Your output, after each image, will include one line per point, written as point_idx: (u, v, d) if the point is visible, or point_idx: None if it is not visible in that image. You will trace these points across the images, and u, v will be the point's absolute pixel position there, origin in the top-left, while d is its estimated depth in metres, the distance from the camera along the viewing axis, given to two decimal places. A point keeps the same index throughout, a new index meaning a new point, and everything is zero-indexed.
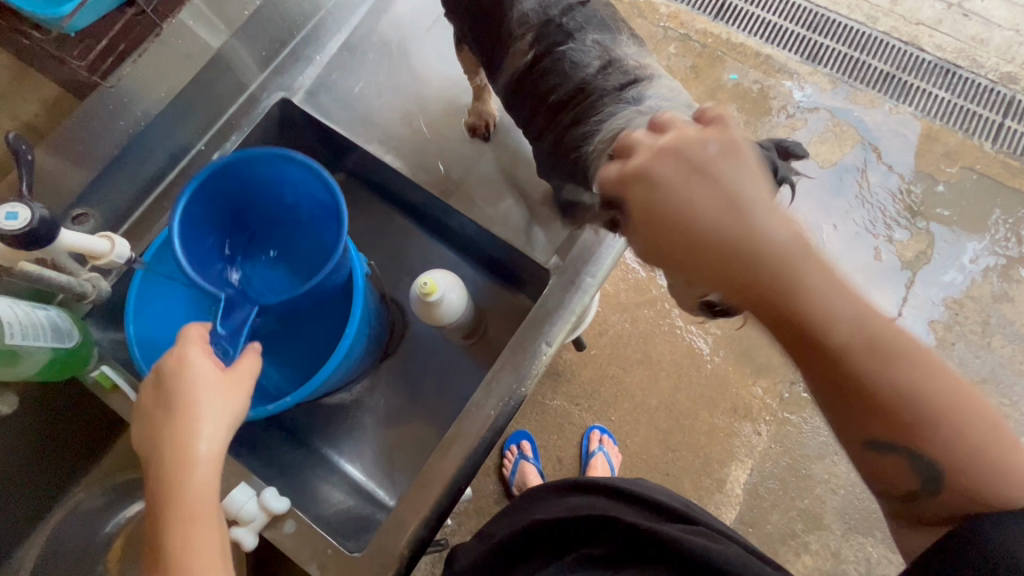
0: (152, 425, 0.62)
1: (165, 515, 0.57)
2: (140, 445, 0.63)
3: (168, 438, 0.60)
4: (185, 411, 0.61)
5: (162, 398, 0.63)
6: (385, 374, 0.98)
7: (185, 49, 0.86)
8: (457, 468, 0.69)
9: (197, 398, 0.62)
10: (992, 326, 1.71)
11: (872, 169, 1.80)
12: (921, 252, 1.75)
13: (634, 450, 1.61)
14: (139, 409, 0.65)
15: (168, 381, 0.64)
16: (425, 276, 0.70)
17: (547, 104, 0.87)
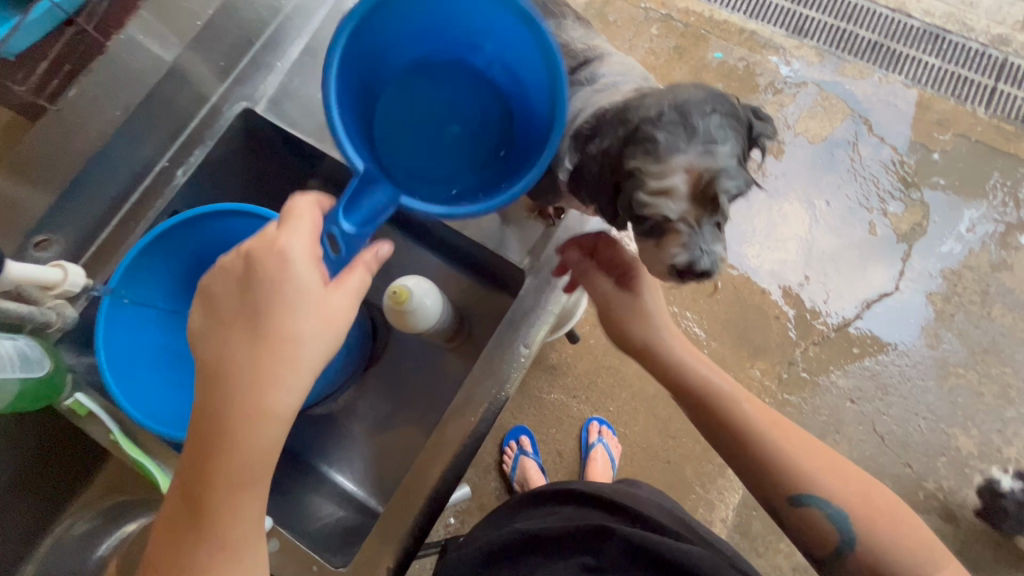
0: (229, 325, 0.58)
1: (210, 445, 0.57)
2: (209, 335, 0.58)
3: (240, 357, 0.57)
4: (273, 344, 0.56)
5: (250, 303, 0.57)
6: (371, 381, 0.97)
7: (135, 64, 0.83)
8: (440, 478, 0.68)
9: (288, 337, 0.56)
10: (991, 295, 1.69)
11: (863, 141, 1.77)
12: (915, 224, 1.72)
13: (633, 439, 1.60)
14: (215, 285, 0.59)
15: (259, 284, 0.56)
16: (396, 283, 0.68)
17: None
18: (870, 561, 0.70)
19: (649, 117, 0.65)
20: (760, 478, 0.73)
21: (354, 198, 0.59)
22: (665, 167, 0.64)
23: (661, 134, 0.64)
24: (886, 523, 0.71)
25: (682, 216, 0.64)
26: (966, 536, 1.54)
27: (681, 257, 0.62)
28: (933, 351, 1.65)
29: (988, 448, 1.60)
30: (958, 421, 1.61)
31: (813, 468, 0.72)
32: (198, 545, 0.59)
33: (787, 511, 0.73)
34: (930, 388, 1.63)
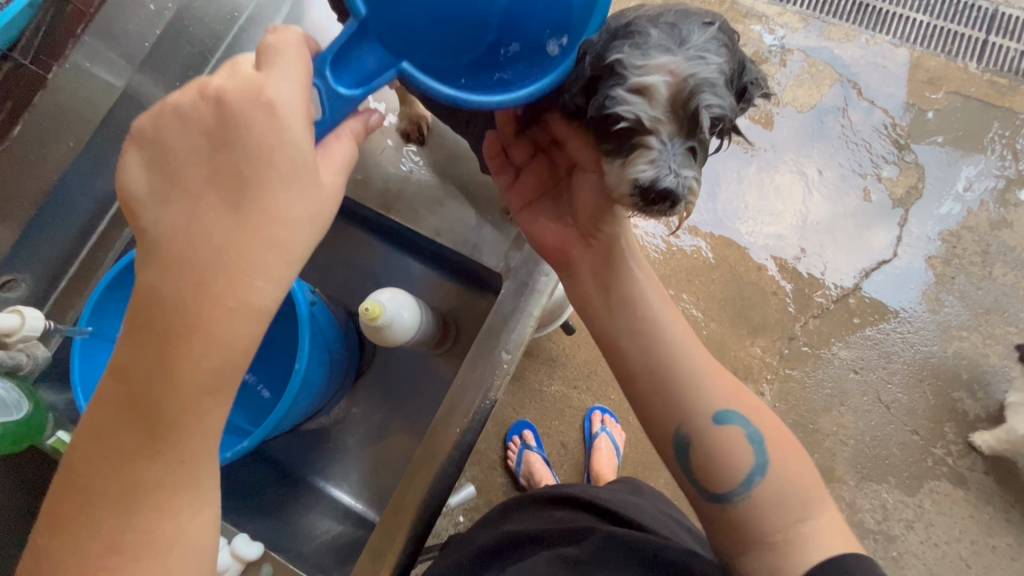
0: (189, 194, 0.46)
1: (157, 343, 0.46)
2: (161, 208, 0.46)
3: (204, 231, 0.45)
4: (249, 224, 0.45)
5: (226, 167, 0.46)
6: (360, 392, 0.96)
7: (83, 92, 0.83)
8: (430, 490, 0.68)
9: (277, 218, 0.46)
10: (992, 254, 1.65)
11: (853, 106, 1.72)
12: (911, 187, 1.69)
13: (637, 426, 1.59)
14: (173, 140, 0.47)
15: (241, 142, 0.46)
16: (369, 299, 0.66)
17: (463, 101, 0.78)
18: (780, 489, 0.62)
19: (636, 25, 0.65)
20: (669, 381, 0.67)
21: (342, 57, 0.56)
22: (644, 66, 0.63)
23: (643, 38, 0.64)
24: (792, 458, 0.65)
25: (650, 124, 0.63)
26: (978, 499, 1.53)
27: (644, 164, 0.62)
28: (935, 315, 1.63)
29: (996, 409, 1.58)
30: (963, 384, 1.59)
31: (740, 406, 0.66)
32: (146, 471, 0.48)
33: (695, 425, 0.65)
34: (933, 353, 1.61)
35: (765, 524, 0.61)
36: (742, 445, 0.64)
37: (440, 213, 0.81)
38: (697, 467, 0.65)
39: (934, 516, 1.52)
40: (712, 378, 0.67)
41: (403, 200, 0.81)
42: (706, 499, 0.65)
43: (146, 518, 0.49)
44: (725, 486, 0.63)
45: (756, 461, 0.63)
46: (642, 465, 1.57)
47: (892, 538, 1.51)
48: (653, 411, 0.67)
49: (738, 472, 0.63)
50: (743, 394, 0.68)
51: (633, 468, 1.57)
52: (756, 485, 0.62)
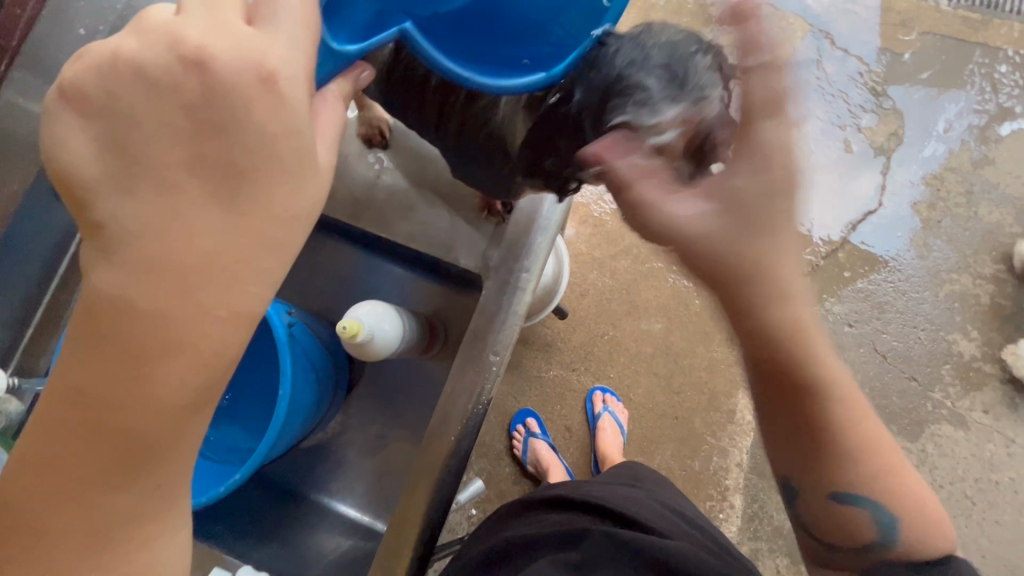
0: (163, 180, 0.38)
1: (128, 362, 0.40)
2: (126, 199, 0.38)
3: (187, 227, 0.39)
4: (246, 228, 0.40)
5: (216, 152, 0.39)
6: (354, 404, 0.94)
7: (20, 129, 0.85)
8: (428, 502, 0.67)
9: (277, 219, 0.40)
10: (976, 194, 1.65)
11: (827, 57, 1.69)
12: (891, 134, 1.67)
13: (639, 402, 1.59)
14: (134, 107, 0.38)
15: (238, 124, 0.39)
16: (346, 316, 0.64)
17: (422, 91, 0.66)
18: (899, 559, 0.63)
19: (628, 73, 0.54)
20: (822, 449, 0.61)
21: (335, 3, 0.48)
22: (659, 125, 0.53)
23: (645, 91, 0.53)
24: (923, 513, 0.64)
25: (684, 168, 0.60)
26: (979, 437, 1.55)
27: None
28: (924, 261, 1.63)
29: (991, 348, 1.59)
30: (957, 326, 1.60)
31: (882, 490, 0.63)
32: (116, 506, 0.44)
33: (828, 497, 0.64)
34: (926, 299, 1.61)
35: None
36: (868, 525, 0.63)
37: (412, 217, 0.78)
38: (814, 521, 0.66)
39: (938, 458, 1.54)
40: (866, 456, 0.62)
41: (372, 208, 0.78)
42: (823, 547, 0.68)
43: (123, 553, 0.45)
44: (841, 542, 0.65)
45: (883, 537, 0.63)
46: (647, 440, 1.58)
47: None
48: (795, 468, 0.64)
49: (860, 539, 0.64)
50: (892, 471, 0.63)
51: (639, 443, 1.57)
52: (876, 554, 0.64)
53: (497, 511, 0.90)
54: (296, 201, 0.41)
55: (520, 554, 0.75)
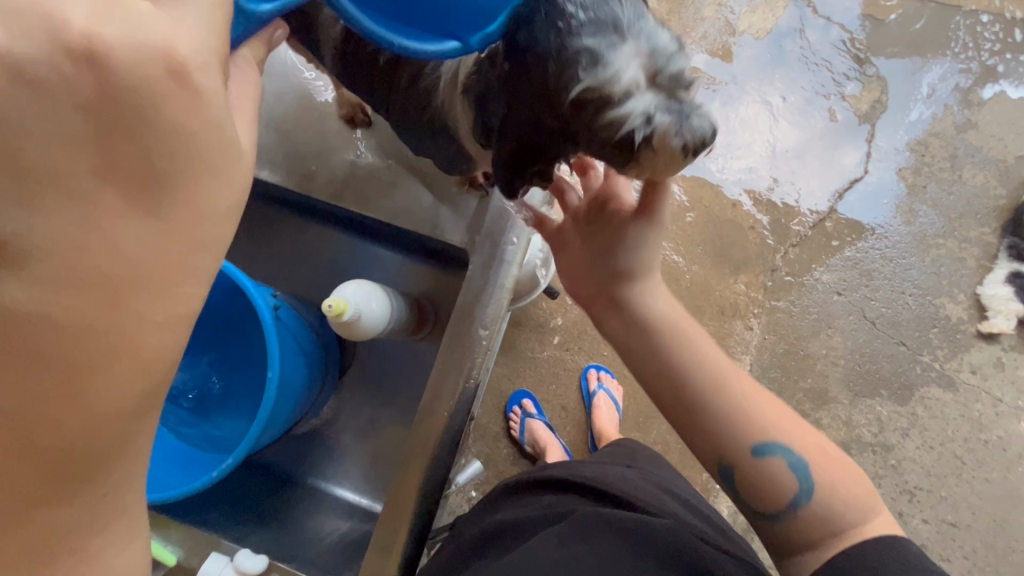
0: (76, 191, 0.34)
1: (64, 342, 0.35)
2: (31, 215, 0.33)
3: (124, 234, 0.35)
4: (177, 225, 0.37)
5: (130, 155, 0.34)
6: (346, 389, 0.94)
7: None
8: (423, 480, 0.67)
9: (205, 216, 0.37)
10: (960, 158, 1.66)
11: (809, 26, 1.69)
12: (875, 101, 1.67)
13: (633, 379, 1.60)
14: (14, 110, 0.31)
15: (149, 121, 0.34)
16: (331, 297, 0.63)
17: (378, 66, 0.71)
18: (828, 512, 0.64)
19: (562, 37, 0.57)
20: (711, 412, 0.67)
21: None
22: (614, 76, 0.59)
23: (590, 50, 0.58)
24: (836, 472, 0.67)
25: (658, 117, 0.63)
26: (967, 398, 1.57)
27: (678, 143, 0.64)
28: (910, 227, 1.64)
29: (978, 309, 1.60)
30: (944, 290, 1.62)
31: (779, 435, 0.67)
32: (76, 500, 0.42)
33: (738, 450, 0.67)
34: (912, 265, 1.63)
35: (821, 545, 0.64)
36: (785, 474, 0.66)
37: (392, 196, 0.77)
38: (743, 491, 0.68)
39: (927, 420, 1.56)
40: (759, 409, 0.67)
41: (352, 189, 0.77)
42: (759, 518, 0.68)
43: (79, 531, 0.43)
44: (770, 507, 0.67)
45: (802, 487, 0.65)
46: (643, 416, 1.59)
47: (890, 448, 1.55)
48: (697, 436, 0.69)
49: (783, 497, 0.66)
50: (782, 418, 0.68)
51: (635, 419, 1.59)
52: (803, 508, 0.65)
53: (493, 494, 0.91)
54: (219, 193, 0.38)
55: (511, 536, 0.75)
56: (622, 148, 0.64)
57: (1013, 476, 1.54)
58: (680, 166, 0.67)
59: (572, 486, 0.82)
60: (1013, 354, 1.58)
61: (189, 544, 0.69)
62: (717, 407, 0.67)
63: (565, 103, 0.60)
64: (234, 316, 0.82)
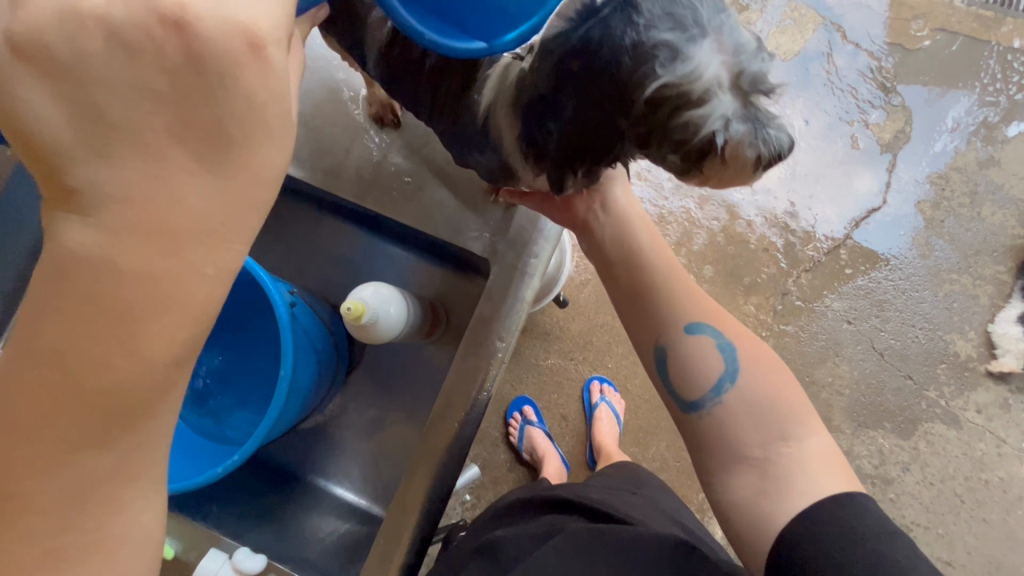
0: (147, 155, 0.34)
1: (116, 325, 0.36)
2: (103, 165, 0.33)
3: (183, 210, 0.35)
4: (235, 194, 0.36)
5: (202, 118, 0.34)
6: (353, 387, 0.93)
7: None
8: (428, 491, 0.66)
9: (264, 182, 0.36)
10: (980, 195, 1.64)
11: (837, 51, 1.67)
12: (898, 131, 1.66)
13: (636, 393, 1.59)
14: (101, 69, 0.32)
15: (223, 90, 0.33)
16: (350, 298, 0.62)
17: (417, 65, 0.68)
18: (753, 400, 0.69)
19: (639, 32, 0.55)
20: (650, 290, 0.73)
21: None
22: (695, 72, 0.57)
23: (666, 42, 0.55)
24: (763, 367, 0.70)
25: (733, 125, 0.61)
26: (971, 437, 1.56)
27: (752, 153, 0.63)
28: (925, 260, 1.63)
29: (988, 348, 1.59)
30: (955, 326, 1.60)
31: (711, 320, 0.71)
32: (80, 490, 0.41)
33: (671, 328, 0.71)
34: (925, 298, 1.62)
35: (744, 443, 0.68)
36: (715, 354, 0.70)
37: (417, 200, 0.76)
38: (675, 383, 0.71)
39: (929, 456, 1.55)
40: (691, 298, 0.73)
41: (378, 189, 0.76)
42: (688, 413, 0.71)
43: (105, 510, 0.43)
44: (698, 396, 0.70)
45: (728, 369, 0.69)
46: (643, 431, 1.58)
47: (889, 481, 1.54)
48: (637, 315, 0.74)
49: (714, 382, 0.69)
50: (717, 310, 0.73)
51: (634, 434, 1.57)
52: (727, 393, 0.69)
53: (495, 510, 0.91)
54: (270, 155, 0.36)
55: (500, 546, 0.75)
56: (686, 150, 0.62)
57: (1011, 518, 1.53)
58: (749, 175, 0.66)
59: (572, 507, 0.81)
60: (1020, 396, 1.57)
61: (188, 537, 0.69)
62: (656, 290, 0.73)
63: (639, 100, 0.58)
64: (255, 306, 0.80)
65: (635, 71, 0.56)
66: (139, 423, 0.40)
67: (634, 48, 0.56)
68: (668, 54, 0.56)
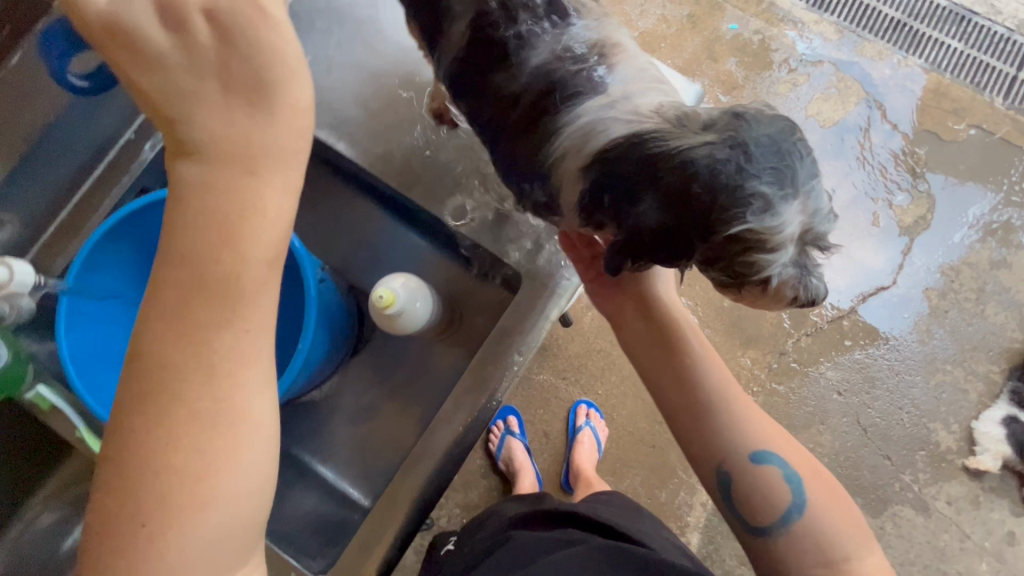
0: (211, 132, 0.38)
1: (207, 296, 0.40)
2: (180, 132, 0.38)
3: (254, 173, 0.39)
4: (273, 126, 0.39)
5: (241, 77, 0.38)
6: (355, 369, 0.93)
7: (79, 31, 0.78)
8: (420, 486, 0.66)
9: (297, 114, 0.39)
10: (987, 293, 1.67)
11: (874, 128, 1.70)
12: (920, 217, 1.69)
13: (620, 424, 1.59)
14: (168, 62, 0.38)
15: (250, 50, 0.37)
16: (382, 286, 0.63)
17: (491, 92, 0.69)
18: (824, 529, 0.68)
19: (740, 174, 0.56)
20: (714, 418, 0.73)
21: None
22: (779, 225, 0.58)
23: (764, 194, 0.56)
24: (825, 490, 0.71)
25: (787, 269, 0.64)
26: (937, 526, 1.58)
27: (792, 295, 0.65)
28: (923, 346, 1.65)
29: (969, 444, 1.61)
30: (940, 416, 1.63)
31: (777, 447, 0.72)
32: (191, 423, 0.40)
33: (739, 453, 0.71)
34: (916, 384, 1.64)
35: (800, 563, 0.67)
36: (781, 486, 0.70)
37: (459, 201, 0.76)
38: (739, 507, 0.71)
39: (893, 538, 1.57)
40: (757, 425, 0.72)
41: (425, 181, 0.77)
42: (750, 533, 0.71)
43: (207, 458, 0.41)
44: (765, 521, 0.70)
45: (794, 500, 0.69)
46: (620, 462, 1.58)
47: None
48: (706, 440, 0.72)
49: (776, 510, 0.69)
50: (779, 434, 0.73)
51: (611, 463, 1.58)
52: (795, 522, 0.68)
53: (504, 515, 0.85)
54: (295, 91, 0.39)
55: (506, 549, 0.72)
56: (733, 283, 0.65)
57: None
58: (778, 309, 0.69)
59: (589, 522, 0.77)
60: (991, 496, 1.59)
61: None
62: (723, 420, 0.72)
63: (720, 235, 0.58)
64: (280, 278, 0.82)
65: (722, 207, 0.57)
66: (197, 384, 0.40)
67: (729, 188, 0.56)
68: (757, 204, 0.57)
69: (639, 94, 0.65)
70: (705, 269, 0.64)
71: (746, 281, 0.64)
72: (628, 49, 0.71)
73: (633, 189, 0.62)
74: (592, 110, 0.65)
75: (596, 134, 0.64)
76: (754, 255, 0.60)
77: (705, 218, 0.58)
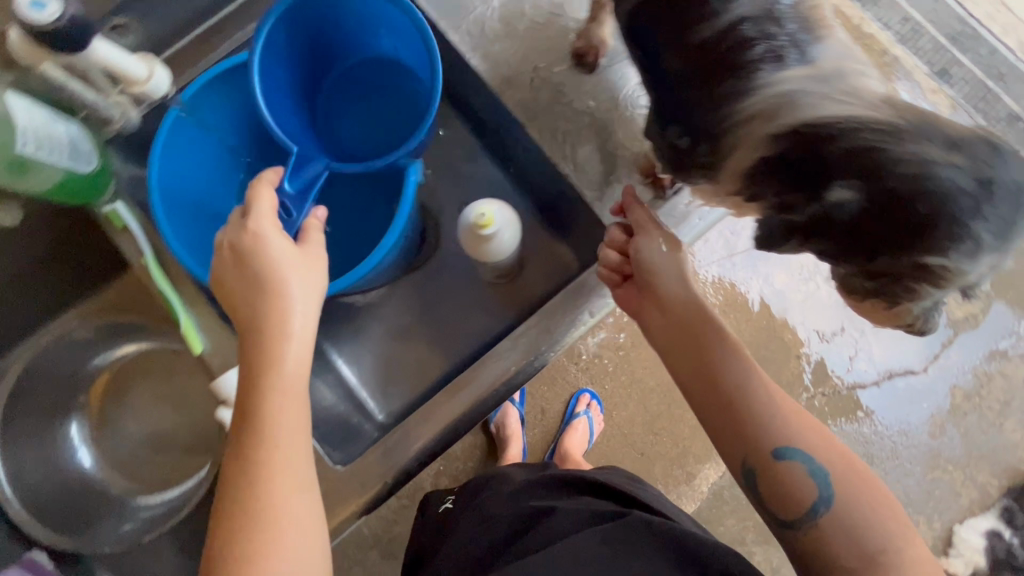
0: (242, 311, 0.57)
1: (245, 412, 0.54)
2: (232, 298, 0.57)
3: (277, 292, 0.56)
4: (269, 287, 0.56)
5: (253, 272, 0.57)
6: (402, 287, 0.92)
7: None
8: (457, 414, 0.71)
9: (281, 265, 0.57)
10: (1011, 407, 1.65)
11: None
12: (971, 315, 1.65)
13: (616, 422, 1.58)
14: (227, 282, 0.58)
15: (253, 259, 0.57)
16: (483, 206, 0.62)
17: (701, 27, 0.63)
18: (852, 520, 0.54)
19: (972, 204, 0.53)
20: (724, 394, 0.61)
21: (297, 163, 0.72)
22: (978, 268, 0.56)
23: (982, 234, 0.53)
24: (863, 484, 0.57)
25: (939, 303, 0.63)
26: None
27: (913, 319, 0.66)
28: (932, 440, 1.63)
29: (944, 545, 1.60)
30: (926, 511, 1.61)
31: (801, 436, 0.58)
32: (251, 501, 0.51)
33: (756, 439, 0.59)
34: (912, 474, 1.62)
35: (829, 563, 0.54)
36: (805, 481, 0.57)
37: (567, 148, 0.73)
38: (764, 496, 0.59)
39: None
40: (776, 404, 0.60)
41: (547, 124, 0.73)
42: (779, 524, 0.59)
43: (272, 522, 0.50)
44: (793, 512, 0.57)
45: (822, 493, 0.56)
46: (605, 458, 1.57)
47: None
48: (718, 424, 0.61)
49: (801, 503, 0.57)
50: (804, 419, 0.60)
51: (596, 457, 1.57)
52: (822, 517, 0.56)
53: (520, 478, 0.83)
54: (308, 279, 0.58)
55: (547, 518, 0.69)
56: (881, 292, 0.63)
57: None
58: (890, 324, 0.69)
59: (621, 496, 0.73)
60: None
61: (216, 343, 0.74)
62: (735, 396, 0.61)
63: (912, 257, 0.56)
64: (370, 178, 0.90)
65: (935, 230, 0.54)
66: (248, 438, 0.52)
67: (957, 214, 0.53)
68: (970, 241, 0.54)
69: (857, 77, 0.60)
70: (861, 275, 0.63)
71: (898, 303, 0.63)
72: (838, 25, 0.64)
73: (825, 173, 0.59)
74: (801, 80, 0.60)
75: (799, 108, 0.59)
76: (934, 286, 0.58)
77: (908, 233, 0.56)
